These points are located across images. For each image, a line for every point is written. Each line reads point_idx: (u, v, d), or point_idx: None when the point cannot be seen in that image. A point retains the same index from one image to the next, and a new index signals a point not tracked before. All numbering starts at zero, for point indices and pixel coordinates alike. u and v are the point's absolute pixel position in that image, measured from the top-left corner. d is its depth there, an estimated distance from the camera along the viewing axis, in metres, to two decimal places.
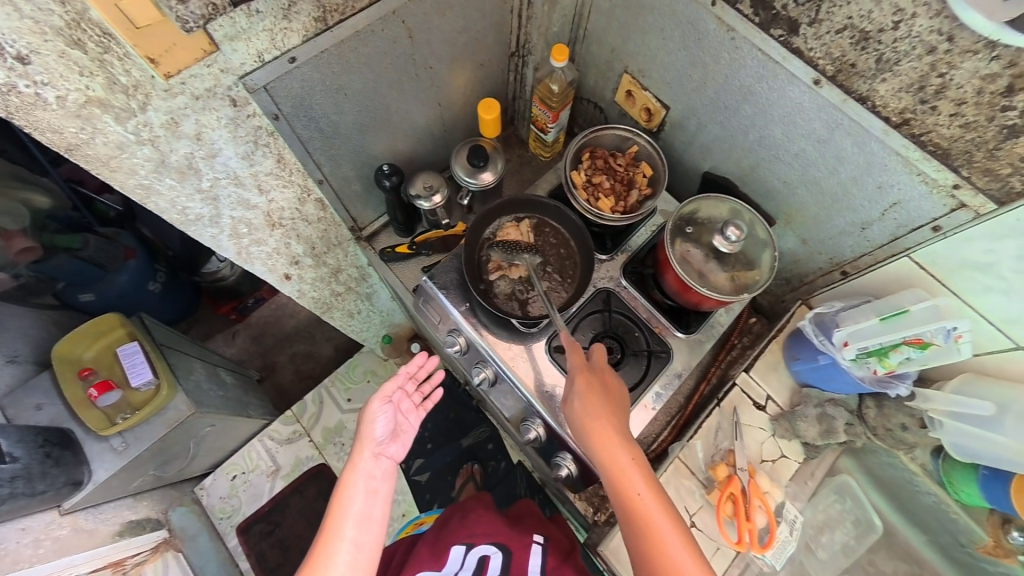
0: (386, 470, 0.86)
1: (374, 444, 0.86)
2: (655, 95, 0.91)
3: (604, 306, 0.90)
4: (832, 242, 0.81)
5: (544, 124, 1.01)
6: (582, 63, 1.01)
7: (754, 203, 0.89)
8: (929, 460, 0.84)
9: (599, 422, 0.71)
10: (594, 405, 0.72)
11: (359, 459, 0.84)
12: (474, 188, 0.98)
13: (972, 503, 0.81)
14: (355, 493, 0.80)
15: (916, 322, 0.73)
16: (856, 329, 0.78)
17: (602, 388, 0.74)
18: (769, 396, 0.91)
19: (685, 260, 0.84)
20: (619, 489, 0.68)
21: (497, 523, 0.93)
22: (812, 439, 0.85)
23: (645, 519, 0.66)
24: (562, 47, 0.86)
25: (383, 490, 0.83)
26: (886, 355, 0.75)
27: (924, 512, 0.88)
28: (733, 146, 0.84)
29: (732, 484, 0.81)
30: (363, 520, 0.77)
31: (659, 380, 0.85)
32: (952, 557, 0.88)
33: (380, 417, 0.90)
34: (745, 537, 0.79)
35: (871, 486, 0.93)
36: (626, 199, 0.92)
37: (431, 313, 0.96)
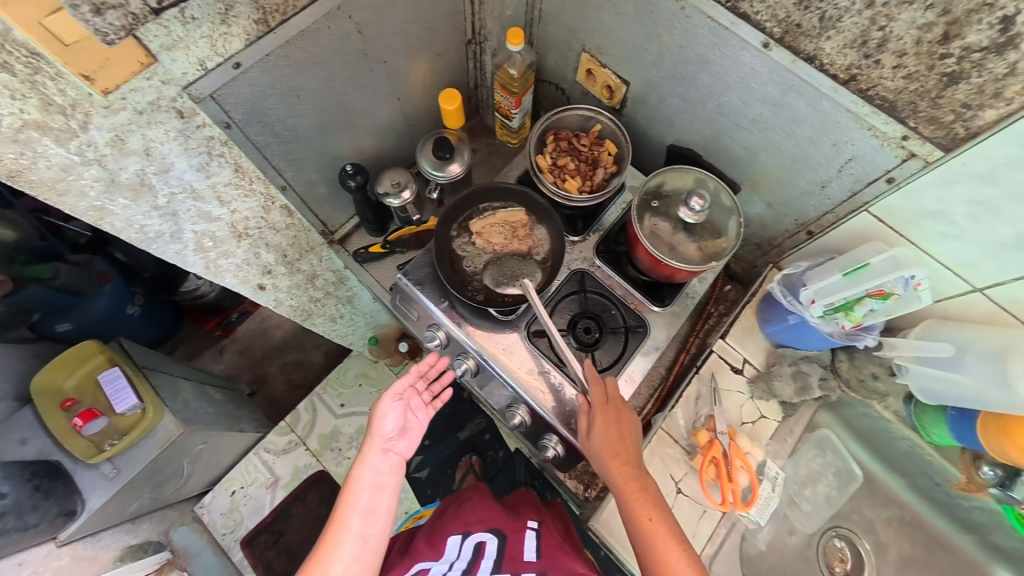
0: (393, 465, 0.85)
1: (382, 440, 0.86)
2: (614, 70, 0.91)
3: (579, 287, 0.91)
4: (796, 202, 0.83)
5: (508, 110, 1.01)
6: (540, 45, 1.01)
7: (719, 172, 0.91)
8: (902, 406, 0.86)
9: (613, 451, 0.75)
10: (609, 437, 0.75)
11: (368, 453, 0.84)
12: (443, 180, 0.99)
13: (943, 443, 0.83)
14: (361, 487, 0.80)
15: (878, 273, 0.74)
16: (822, 286, 0.80)
17: (614, 417, 0.77)
18: (746, 359, 0.92)
19: (655, 234, 0.85)
20: (635, 519, 0.71)
21: (491, 510, 0.95)
22: (789, 397, 0.86)
23: (660, 552, 0.69)
24: (517, 31, 0.86)
25: (390, 482, 0.83)
26: (852, 309, 0.77)
27: (901, 457, 0.91)
28: (695, 116, 0.85)
29: (715, 447, 0.82)
30: (368, 512, 0.79)
31: (638, 354, 0.87)
32: (932, 498, 0.90)
33: (390, 413, 0.88)
34: (731, 495, 0.80)
35: (852, 438, 0.95)
36: (593, 178, 0.93)
37: (409, 311, 0.95)
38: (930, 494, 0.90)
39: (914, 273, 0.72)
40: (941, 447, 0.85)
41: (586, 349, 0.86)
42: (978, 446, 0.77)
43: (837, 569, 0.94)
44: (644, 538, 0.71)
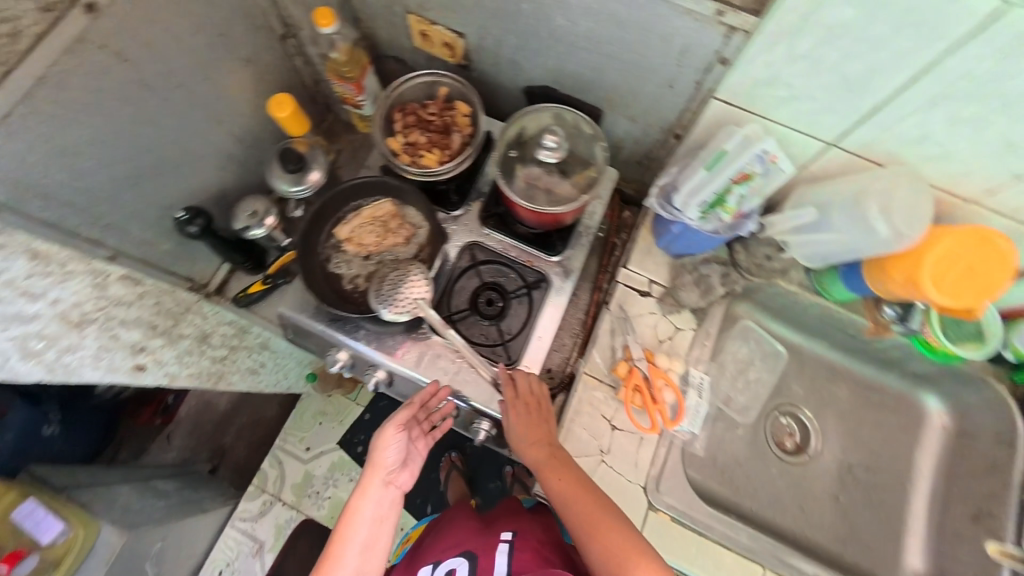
0: (395, 497, 0.78)
1: (384, 471, 0.77)
2: (444, 25, 0.84)
3: (472, 262, 0.86)
4: (661, 109, 0.80)
5: (353, 99, 0.93)
6: (365, 21, 0.92)
7: (577, 101, 0.87)
8: (805, 276, 0.85)
9: (534, 442, 0.73)
10: (525, 427, 0.74)
11: (369, 486, 0.76)
12: (308, 194, 0.92)
13: (846, 299, 0.84)
14: (358, 519, 0.75)
15: (736, 157, 0.68)
16: (691, 187, 0.72)
17: (534, 410, 0.74)
18: (650, 280, 0.85)
19: (531, 183, 0.80)
20: (568, 506, 0.69)
21: (470, 526, 0.89)
22: (697, 303, 0.82)
23: (597, 533, 0.66)
24: (325, 11, 0.78)
25: (391, 516, 0.77)
26: (721, 208, 0.73)
27: (820, 323, 0.91)
28: (533, 49, 0.80)
29: (635, 373, 0.76)
30: (365, 547, 0.74)
31: (548, 308, 0.82)
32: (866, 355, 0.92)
33: (393, 443, 0.78)
34: (660, 414, 0.75)
35: (774, 320, 0.94)
36: (451, 145, 0.85)
37: (310, 342, 0.88)
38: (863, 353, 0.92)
39: (767, 146, 0.67)
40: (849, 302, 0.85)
41: (491, 322, 0.82)
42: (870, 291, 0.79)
43: (787, 445, 0.92)
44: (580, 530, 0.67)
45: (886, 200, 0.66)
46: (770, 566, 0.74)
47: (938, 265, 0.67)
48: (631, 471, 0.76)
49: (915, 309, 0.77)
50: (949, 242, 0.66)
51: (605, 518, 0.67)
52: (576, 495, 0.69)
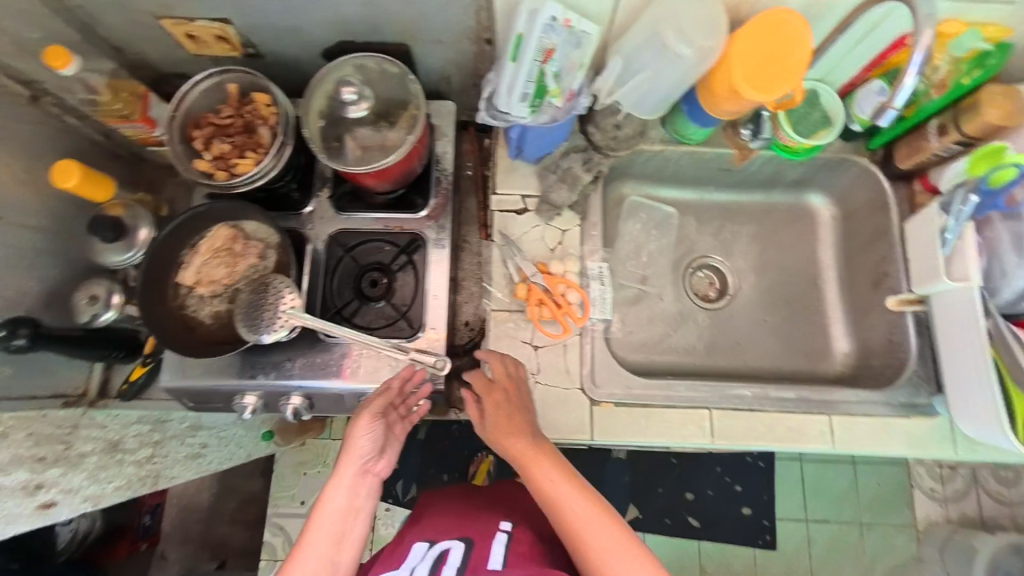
0: (374, 487, 0.66)
1: (360, 460, 0.65)
2: (202, 18, 0.72)
3: (341, 253, 0.80)
4: (461, 20, 0.71)
5: (152, 137, 0.81)
6: (116, 42, 0.77)
7: (380, 44, 0.77)
8: (663, 132, 0.84)
9: (510, 434, 0.65)
10: (500, 418, 0.67)
11: (340, 474, 0.64)
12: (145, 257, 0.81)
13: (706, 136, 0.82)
14: (327, 511, 0.62)
15: (531, 35, 0.61)
16: (506, 85, 0.66)
17: (515, 399, 0.68)
18: (524, 196, 0.82)
19: (365, 146, 0.72)
20: (548, 504, 0.60)
21: (457, 514, 0.77)
22: (571, 199, 0.79)
23: (579, 541, 0.57)
24: (56, 51, 0.65)
25: (366, 503, 0.65)
26: (548, 99, 0.68)
27: (696, 172, 0.90)
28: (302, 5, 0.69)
29: (534, 289, 0.76)
30: (338, 536, 0.62)
31: (433, 266, 0.78)
32: (752, 184, 0.94)
33: (368, 430, 0.66)
34: (572, 315, 0.75)
35: (660, 186, 0.94)
36: (264, 141, 0.75)
37: (212, 401, 0.80)
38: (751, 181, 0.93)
39: (554, 11, 0.60)
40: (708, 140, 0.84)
41: (382, 301, 0.78)
42: (715, 121, 0.75)
43: (710, 294, 0.95)
44: (572, 528, 0.58)
45: (682, 24, 0.64)
46: (715, 404, 0.77)
47: (745, 67, 0.66)
48: (564, 378, 0.76)
49: (762, 121, 0.77)
50: (745, 39, 0.65)
51: (598, 519, 0.58)
52: (557, 495, 0.59)
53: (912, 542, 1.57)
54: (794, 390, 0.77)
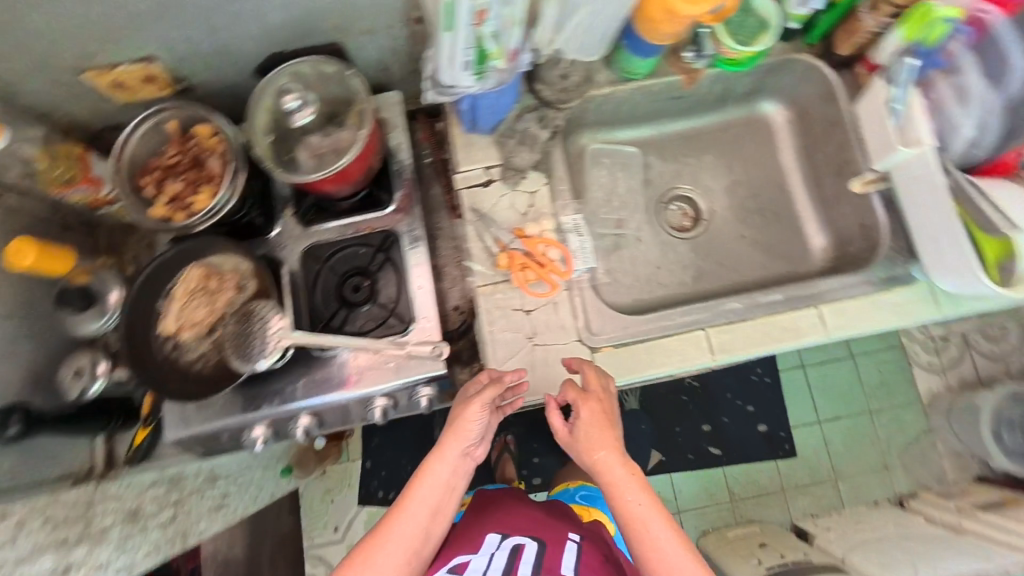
0: (468, 469, 0.73)
1: (464, 444, 0.70)
2: (121, 58, 0.68)
3: (318, 265, 0.75)
4: (388, 3, 0.70)
5: (99, 198, 0.78)
6: (36, 104, 0.73)
7: (311, 48, 0.76)
8: (610, 73, 0.84)
9: (602, 451, 0.66)
10: (592, 432, 0.67)
11: (446, 451, 0.70)
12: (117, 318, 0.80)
13: (652, 67, 0.83)
14: (427, 482, 0.70)
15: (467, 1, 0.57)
16: (449, 54, 0.63)
17: (610, 418, 0.68)
18: (486, 167, 0.79)
19: (319, 154, 0.69)
20: (627, 521, 0.65)
21: (533, 513, 0.83)
22: (538, 159, 0.79)
23: (652, 560, 0.63)
24: None
25: (462, 481, 0.73)
26: (493, 63, 0.67)
27: (651, 107, 0.92)
28: (222, 21, 0.67)
29: (515, 255, 0.73)
30: (437, 504, 0.70)
31: (411, 256, 0.73)
32: (698, 107, 0.96)
33: (477, 418, 0.69)
34: (558, 271, 0.72)
35: (618, 129, 0.95)
36: (217, 172, 0.71)
37: (223, 441, 0.77)
38: (701, 104, 0.96)
39: None
40: (658, 71, 0.86)
41: (369, 304, 0.73)
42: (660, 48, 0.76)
43: (686, 224, 0.97)
44: (646, 549, 0.63)
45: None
46: (707, 322, 0.75)
47: None
48: (563, 335, 0.72)
49: (704, 40, 0.79)
50: None
51: (674, 547, 0.63)
52: (639, 519, 0.64)
53: (922, 416, 1.66)
54: (781, 291, 0.78)
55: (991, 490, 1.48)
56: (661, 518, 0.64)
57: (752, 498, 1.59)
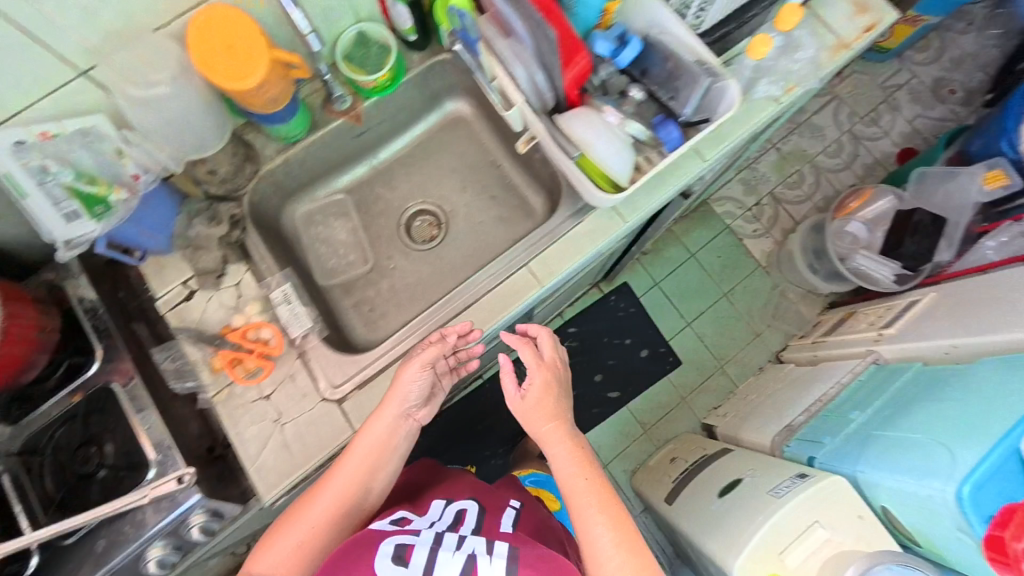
0: (407, 432, 0.75)
1: (401, 405, 0.72)
2: None
3: (39, 455, 0.72)
4: None
5: None
6: None
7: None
8: (273, 140, 0.87)
9: (549, 422, 0.77)
10: (542, 401, 0.77)
11: (383, 412, 0.71)
12: None
13: (307, 121, 0.88)
14: (355, 452, 0.70)
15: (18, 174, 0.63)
16: (51, 220, 0.66)
17: (556, 390, 0.79)
18: (183, 281, 0.79)
19: None
20: (564, 484, 0.74)
21: (478, 480, 0.83)
22: (229, 247, 0.80)
23: (581, 524, 0.70)
24: None
25: (400, 441, 0.73)
26: (107, 200, 0.68)
27: (343, 149, 0.96)
28: None
29: (225, 353, 0.74)
30: (371, 462, 0.70)
31: (126, 404, 0.72)
32: (387, 132, 1.01)
33: (417, 378, 0.72)
34: (267, 351, 0.74)
35: (329, 179, 0.99)
36: None
37: None
38: (393, 125, 1.01)
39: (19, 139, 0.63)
40: (316, 117, 0.90)
41: (102, 470, 0.71)
42: (284, 110, 0.80)
43: (433, 233, 1.03)
44: (574, 508, 0.71)
45: (131, 74, 0.64)
46: (435, 325, 0.81)
47: (226, 63, 0.67)
48: (307, 401, 0.75)
49: (331, 84, 0.87)
50: (200, 56, 0.66)
51: (604, 514, 0.70)
52: (575, 486, 0.73)
53: (766, 277, 1.85)
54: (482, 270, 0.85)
55: (836, 312, 1.67)
56: (597, 486, 0.73)
57: (662, 420, 1.74)
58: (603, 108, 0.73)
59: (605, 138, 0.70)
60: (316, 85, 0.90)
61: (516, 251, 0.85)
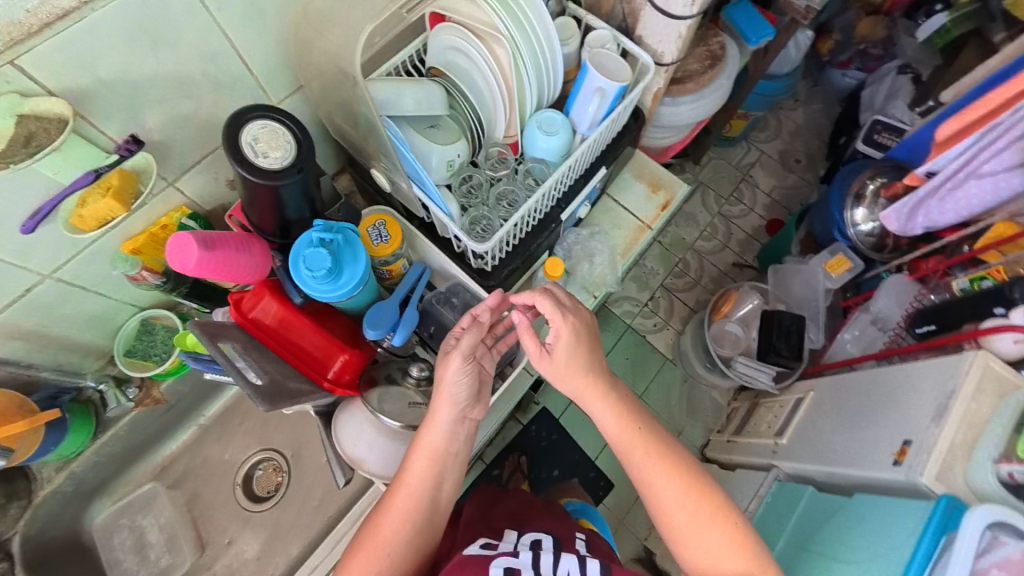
0: (468, 432, 0.71)
1: (455, 408, 0.69)
2: None
3: None
4: None
5: None
6: None
7: None
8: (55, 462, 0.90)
9: (580, 377, 0.68)
10: (576, 356, 0.67)
11: (439, 415, 0.68)
12: None
13: (89, 427, 0.90)
14: (418, 457, 0.68)
15: None
16: None
17: (589, 341, 0.68)
18: None
19: None
20: (618, 439, 0.69)
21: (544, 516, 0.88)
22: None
23: (642, 479, 0.69)
24: None
25: (458, 448, 0.70)
26: None
27: (142, 435, 1.00)
28: None
29: None
30: (433, 474, 0.68)
31: None
32: (182, 416, 1.03)
33: (454, 374, 0.67)
34: None
35: (141, 458, 1.04)
36: None
37: None
38: (200, 395, 1.04)
39: None
40: (108, 407, 0.91)
41: None
42: (51, 440, 0.84)
43: (280, 479, 1.08)
44: (633, 465, 0.69)
45: None
46: None
47: None
48: None
49: (105, 392, 0.90)
50: None
51: (667, 475, 0.67)
52: (631, 445, 0.69)
53: (676, 368, 1.84)
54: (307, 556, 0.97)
55: (744, 400, 1.69)
56: (649, 446, 0.69)
57: None
58: (378, 412, 0.71)
59: (379, 447, 0.73)
60: (89, 391, 0.90)
61: (344, 525, 0.96)
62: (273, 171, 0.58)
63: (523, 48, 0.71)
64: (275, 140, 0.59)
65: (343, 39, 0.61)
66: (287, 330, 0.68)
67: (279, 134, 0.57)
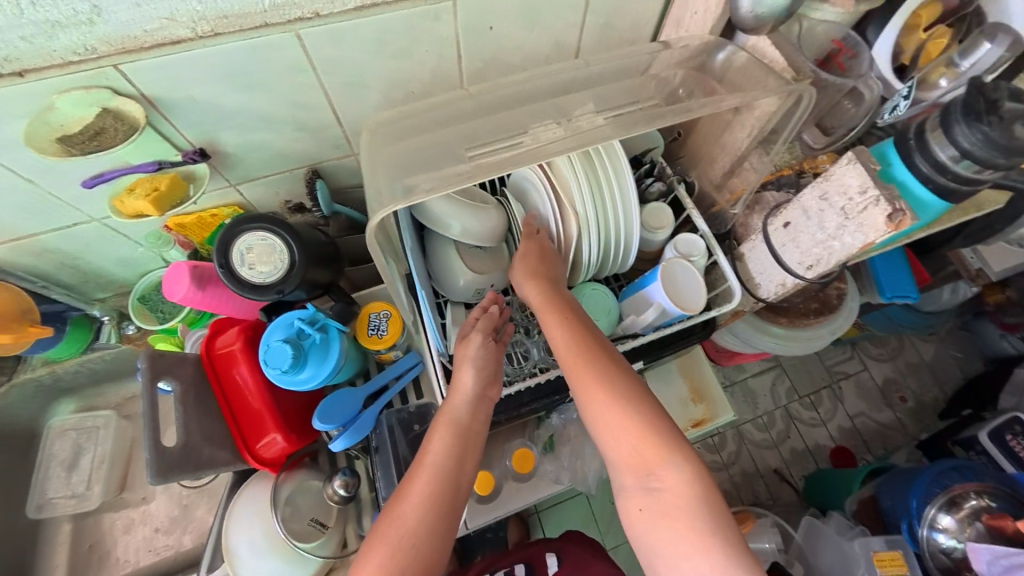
0: (488, 411, 0.63)
1: (480, 386, 0.62)
2: None
3: None
4: None
5: None
6: None
7: None
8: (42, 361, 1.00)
9: (538, 292, 0.62)
10: (534, 266, 0.62)
11: (458, 387, 0.62)
12: None
13: (82, 346, 0.97)
14: (439, 438, 0.61)
15: None
16: None
17: (546, 252, 0.63)
18: None
19: None
20: (566, 353, 0.58)
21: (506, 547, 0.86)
22: None
23: (586, 389, 0.56)
24: None
25: (482, 429, 0.63)
26: None
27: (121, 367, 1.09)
28: None
29: None
30: (454, 455, 0.60)
31: None
32: None
33: (476, 351, 0.62)
34: None
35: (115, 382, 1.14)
36: None
37: None
38: None
39: None
40: (100, 338, 0.99)
41: None
42: (43, 343, 0.90)
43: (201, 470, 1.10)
44: (582, 388, 0.57)
45: None
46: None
47: None
48: None
49: (105, 326, 0.98)
50: None
51: (613, 372, 0.57)
52: (578, 350, 0.58)
53: None
54: None
55: None
56: (599, 342, 0.59)
57: None
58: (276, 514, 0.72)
59: (261, 552, 0.73)
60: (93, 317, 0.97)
61: None
62: (257, 286, 0.65)
63: (592, 225, 0.63)
64: (267, 255, 0.65)
65: (415, 151, 0.54)
66: (240, 379, 0.70)
67: (270, 251, 0.65)
